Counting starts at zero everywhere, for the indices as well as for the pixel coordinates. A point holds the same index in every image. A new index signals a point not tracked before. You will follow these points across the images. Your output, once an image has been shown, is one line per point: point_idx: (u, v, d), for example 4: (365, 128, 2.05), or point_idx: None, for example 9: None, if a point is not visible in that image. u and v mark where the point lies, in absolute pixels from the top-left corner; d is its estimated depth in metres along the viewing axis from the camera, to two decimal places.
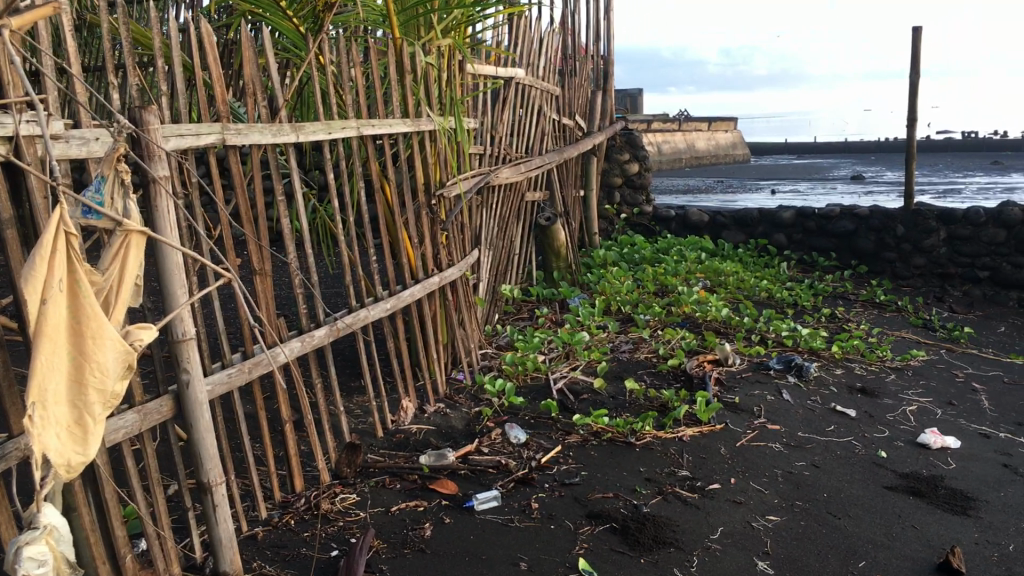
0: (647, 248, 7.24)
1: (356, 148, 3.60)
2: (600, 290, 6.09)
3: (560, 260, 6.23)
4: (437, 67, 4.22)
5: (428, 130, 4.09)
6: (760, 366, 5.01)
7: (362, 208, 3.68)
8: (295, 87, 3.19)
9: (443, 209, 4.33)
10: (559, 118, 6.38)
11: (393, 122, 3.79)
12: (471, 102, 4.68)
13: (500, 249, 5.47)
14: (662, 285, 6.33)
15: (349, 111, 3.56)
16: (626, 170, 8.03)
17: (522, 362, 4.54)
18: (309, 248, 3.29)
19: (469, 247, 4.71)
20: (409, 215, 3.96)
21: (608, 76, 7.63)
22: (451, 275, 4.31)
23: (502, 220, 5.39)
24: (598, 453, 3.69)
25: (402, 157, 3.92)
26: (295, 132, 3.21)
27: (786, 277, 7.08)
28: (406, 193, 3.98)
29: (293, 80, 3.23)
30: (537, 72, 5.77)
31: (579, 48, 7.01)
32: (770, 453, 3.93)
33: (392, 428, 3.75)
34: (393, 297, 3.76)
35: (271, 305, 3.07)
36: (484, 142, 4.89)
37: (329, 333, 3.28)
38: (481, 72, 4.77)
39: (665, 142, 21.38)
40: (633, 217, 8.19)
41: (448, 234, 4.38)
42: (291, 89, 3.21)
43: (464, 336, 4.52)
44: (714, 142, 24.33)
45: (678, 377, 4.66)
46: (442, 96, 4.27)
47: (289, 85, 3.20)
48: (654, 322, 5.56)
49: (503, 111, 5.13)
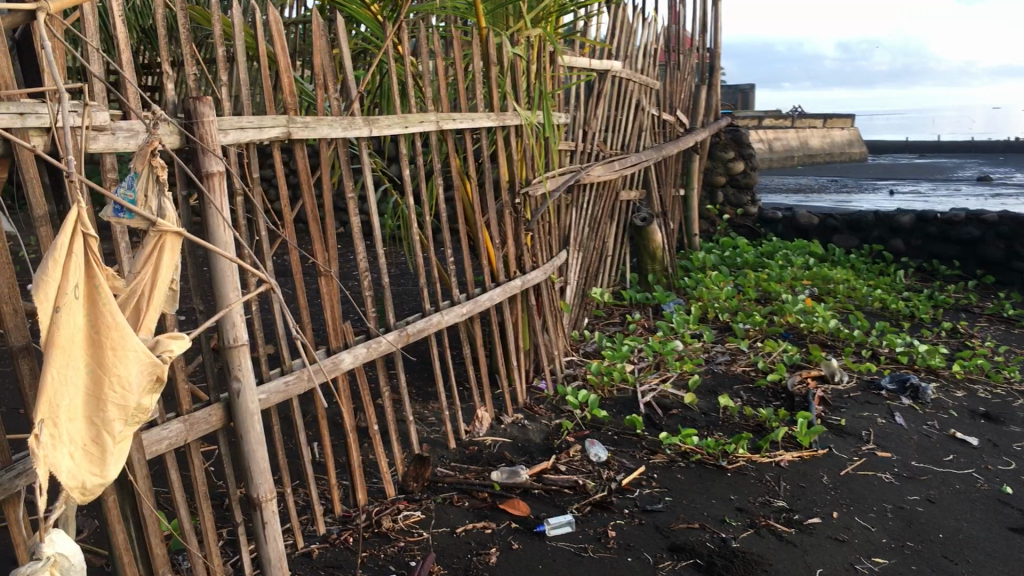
0: (750, 251, 6.86)
1: (435, 143, 3.40)
2: (697, 295, 5.77)
3: (655, 262, 5.92)
4: (526, 59, 4.00)
5: (514, 125, 3.86)
6: (869, 385, 4.62)
7: (439, 207, 3.49)
8: (369, 78, 3.01)
9: (528, 209, 4.11)
10: (659, 114, 6.06)
11: (476, 116, 3.58)
12: (562, 96, 4.43)
13: (592, 251, 5.22)
14: (764, 291, 5.96)
15: (429, 105, 3.37)
16: (731, 169, 7.66)
17: (608, 372, 4.28)
18: (380, 248, 3.11)
19: (556, 249, 4.48)
20: (490, 215, 3.75)
21: (714, 69, 7.27)
22: (535, 278, 4.08)
23: (594, 220, 5.13)
24: (685, 477, 3.41)
25: (485, 153, 3.71)
26: (369, 126, 3.02)
27: (902, 286, 6.59)
28: (488, 191, 3.77)
29: (368, 71, 3.05)
30: (636, 65, 5.48)
31: (684, 40, 6.67)
32: (879, 484, 3.57)
33: (465, 439, 3.55)
34: (471, 301, 3.56)
35: (337, 309, 2.90)
36: (575, 138, 4.65)
37: (397, 339, 3.10)
38: (574, 63, 4.52)
39: (777, 138, 20.66)
40: (736, 218, 7.80)
41: (534, 235, 4.15)
42: (365, 80, 3.03)
43: (548, 342, 4.29)
44: (828, 139, 23.39)
45: (777, 394, 4.32)
46: (531, 89, 4.04)
47: (364, 76, 3.03)
48: (754, 332, 5.21)
49: (597, 106, 4.87)
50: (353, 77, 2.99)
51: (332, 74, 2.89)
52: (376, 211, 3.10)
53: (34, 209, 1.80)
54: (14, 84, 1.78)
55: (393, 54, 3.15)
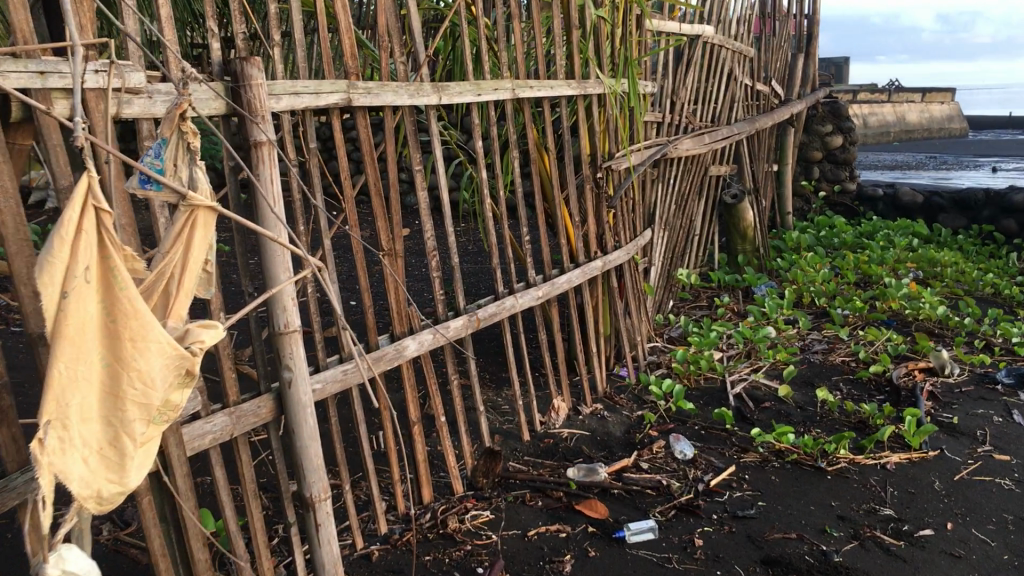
0: (848, 231, 6.44)
1: (510, 113, 3.15)
2: (791, 278, 5.41)
3: (746, 242, 5.57)
4: (611, 22, 3.70)
5: (597, 94, 3.58)
6: (984, 379, 4.21)
7: (515, 182, 3.24)
8: (439, 40, 2.78)
9: (610, 184, 3.83)
10: (753, 84, 5.69)
11: (554, 83, 3.32)
12: (650, 63, 4.12)
13: (678, 230, 4.92)
14: (864, 274, 5.55)
15: (504, 70, 3.12)
16: (828, 144, 7.22)
17: (695, 361, 3.99)
18: (450, 225, 2.88)
19: (641, 227, 4.19)
20: (570, 190, 3.49)
21: (813, 37, 6.83)
22: (617, 258, 3.80)
23: (681, 196, 4.81)
24: (780, 479, 3.10)
25: (564, 123, 3.45)
26: (438, 92, 2.79)
27: (1016, 269, 6.08)
28: (569, 165, 3.50)
29: (441, 30, 2.81)
30: (729, 31, 5.12)
31: (780, 6, 6.27)
32: (999, 492, 3.20)
33: (540, 432, 3.32)
34: (547, 283, 3.30)
35: (402, 292, 2.69)
36: (663, 109, 4.33)
37: (467, 325, 2.87)
38: (663, 29, 4.20)
39: (873, 112, 19.78)
40: (833, 196, 7.36)
41: (616, 213, 3.87)
42: (436, 41, 2.79)
43: (630, 327, 4.02)
44: (927, 114, 22.31)
45: (881, 387, 3.97)
46: (615, 55, 3.75)
47: (437, 38, 2.79)
48: (853, 318, 4.84)
49: (687, 74, 4.54)
50: (423, 38, 2.76)
51: (400, 36, 2.66)
52: (446, 185, 2.86)
53: (57, 179, 1.62)
54: (35, 40, 1.60)
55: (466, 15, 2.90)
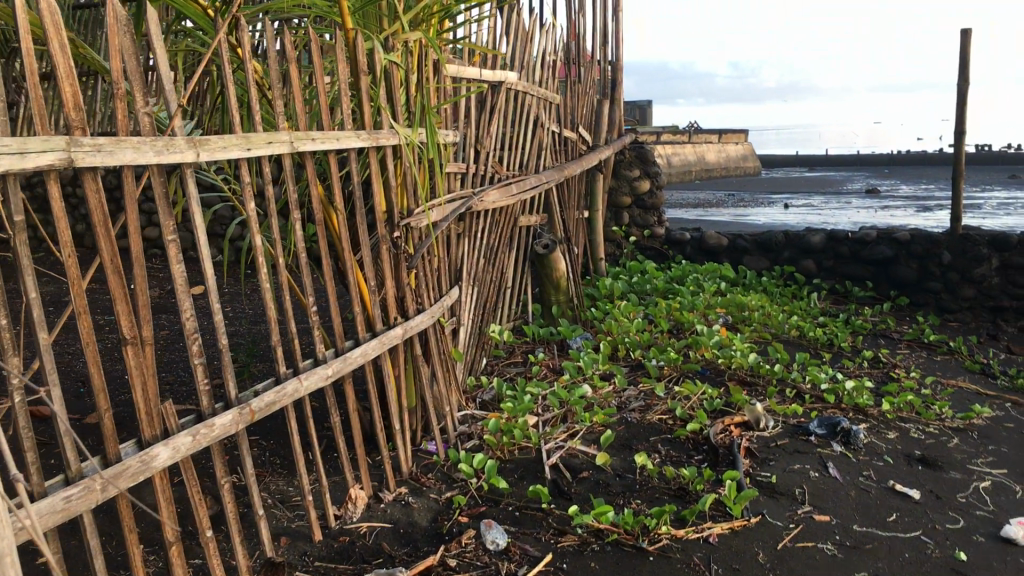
0: (660, 277, 6.41)
1: (288, 169, 2.77)
2: (606, 329, 5.26)
3: (559, 293, 5.38)
4: (405, 67, 3.40)
5: (390, 145, 3.26)
6: (798, 430, 4.16)
7: (298, 246, 2.85)
8: (194, 87, 2.36)
9: (410, 243, 3.49)
10: (560, 130, 5.54)
11: (340, 135, 2.97)
12: (449, 110, 3.84)
13: (488, 286, 4.65)
14: (677, 321, 5.49)
15: (279, 121, 2.74)
16: (636, 188, 7.25)
17: (508, 430, 3.69)
18: (216, 302, 2.44)
19: (446, 286, 3.88)
20: (362, 253, 3.13)
21: (617, 82, 6.83)
22: (420, 323, 3.46)
23: (489, 248, 4.55)
24: (602, 565, 2.84)
25: (354, 178, 3.09)
26: (194, 147, 2.37)
27: (818, 310, 6.23)
28: (361, 224, 3.14)
29: (196, 75, 2.38)
30: (534, 76, 4.94)
31: (584, 51, 6.20)
32: (822, 558, 3.07)
33: (335, 529, 2.91)
34: (338, 360, 2.91)
35: (155, 388, 2.24)
36: (466, 159, 4.06)
37: (237, 420, 2.44)
38: (463, 74, 3.95)
39: (675, 153, 20.57)
40: (643, 240, 7.35)
41: (418, 273, 3.54)
42: (193, 88, 2.37)
43: (438, 396, 3.69)
44: (725, 154, 23.51)
45: (699, 446, 3.82)
46: (411, 103, 3.45)
47: (193, 85, 2.37)
48: (668, 371, 4.72)
49: (491, 122, 4.30)
50: (174, 84, 2.34)
51: (143, 82, 2.24)
52: (210, 255, 2.44)
53: None
54: None
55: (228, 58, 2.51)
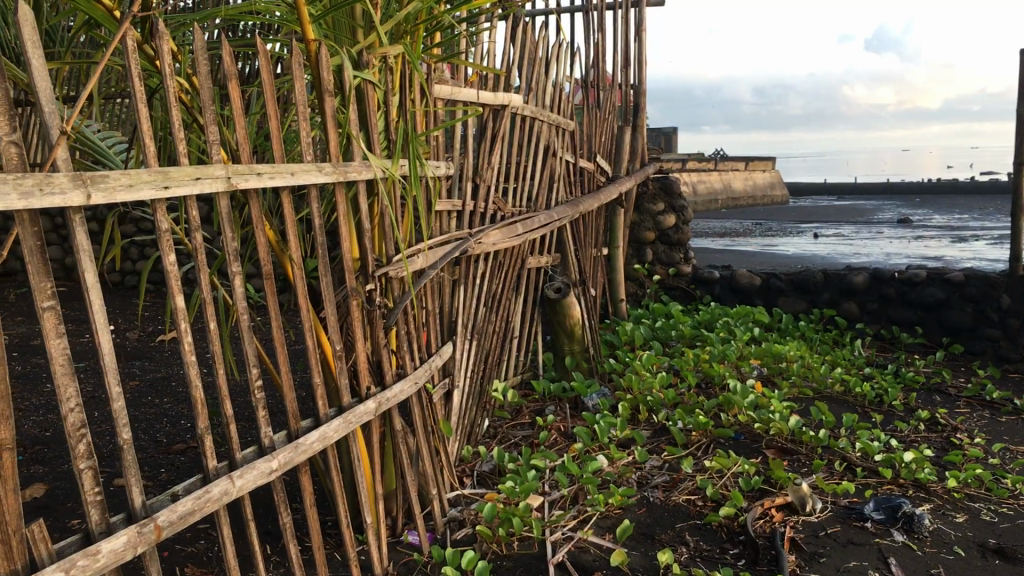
0: (687, 322, 5.82)
1: (225, 208, 2.23)
2: (625, 384, 4.67)
3: (574, 341, 4.80)
4: (384, 87, 2.88)
5: (363, 180, 2.72)
6: (851, 515, 3.53)
7: (240, 306, 2.30)
8: (80, 108, 1.80)
9: (389, 295, 2.93)
10: (575, 160, 5.00)
11: (294, 168, 2.42)
12: (440, 139, 3.31)
13: (490, 338, 4.09)
14: (706, 375, 4.90)
15: (213, 152, 2.21)
16: (660, 223, 6.71)
17: (507, 517, 3.10)
18: (116, 384, 1.89)
19: (436, 344, 3.33)
20: (327, 310, 2.59)
21: (640, 108, 6.30)
22: (401, 391, 2.89)
23: (492, 296, 3.99)
24: None
25: (315, 221, 2.54)
26: (84, 186, 1.82)
27: (863, 360, 5.60)
28: (325, 276, 2.59)
29: (84, 93, 1.81)
30: (545, 99, 4.41)
31: (603, 75, 5.69)
32: None
33: None
34: (287, 449, 2.33)
35: (19, 505, 1.68)
36: (463, 194, 3.52)
37: (139, 540, 1.86)
38: (460, 97, 3.42)
39: (700, 181, 19.96)
40: (668, 279, 6.77)
41: (400, 332, 2.98)
42: (79, 109, 1.80)
43: (426, 476, 3.11)
44: (752, 183, 22.88)
45: (734, 537, 3.22)
46: (391, 129, 2.92)
47: (80, 105, 1.80)
48: (696, 437, 4.14)
49: (492, 152, 3.76)
50: (58, 104, 1.80)
51: (8, 97, 1.69)
52: (108, 325, 1.89)
53: None
54: None
55: (137, 70, 1.97)
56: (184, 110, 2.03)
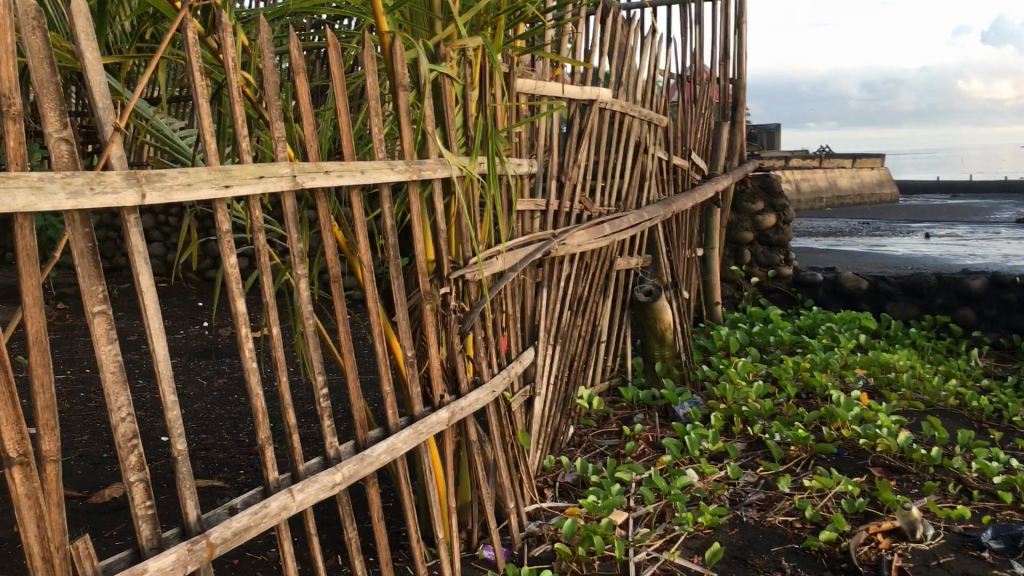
0: (787, 328, 5.53)
1: (290, 208, 2.13)
2: (719, 393, 4.44)
3: (665, 347, 4.59)
4: (463, 81, 2.75)
5: (438, 179, 2.60)
6: (967, 543, 3.23)
7: (305, 312, 2.19)
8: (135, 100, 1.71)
9: (465, 299, 2.80)
10: (668, 157, 4.78)
11: (364, 166, 2.31)
12: (522, 135, 3.16)
13: (575, 343, 3.92)
14: (806, 385, 4.62)
15: (279, 149, 2.11)
16: (760, 223, 6.42)
17: (587, 534, 2.93)
18: (169, 394, 1.80)
19: (516, 350, 3.19)
20: (399, 316, 2.47)
21: (739, 102, 6.03)
22: (476, 400, 2.76)
23: (578, 299, 3.83)
24: None
25: (387, 222, 2.43)
26: (138, 185, 1.73)
27: (980, 371, 5.20)
28: (397, 279, 2.48)
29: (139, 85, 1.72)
30: (637, 93, 4.22)
31: (700, 67, 5.45)
32: None
33: None
34: (353, 461, 2.22)
35: (65, 520, 1.61)
36: (547, 194, 3.37)
37: (190, 558, 1.78)
38: (545, 91, 3.27)
39: (804, 179, 19.29)
40: (767, 282, 6.48)
41: (477, 337, 2.85)
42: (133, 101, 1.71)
43: (503, 489, 2.97)
44: (859, 180, 22.01)
45: (835, 563, 2.97)
46: (470, 126, 2.79)
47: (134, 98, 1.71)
48: (795, 452, 3.89)
49: (579, 149, 3.59)
50: (113, 100, 1.70)
51: (57, 92, 1.60)
52: (164, 331, 1.80)
53: None
54: None
55: (198, 64, 1.88)
56: (245, 105, 1.94)
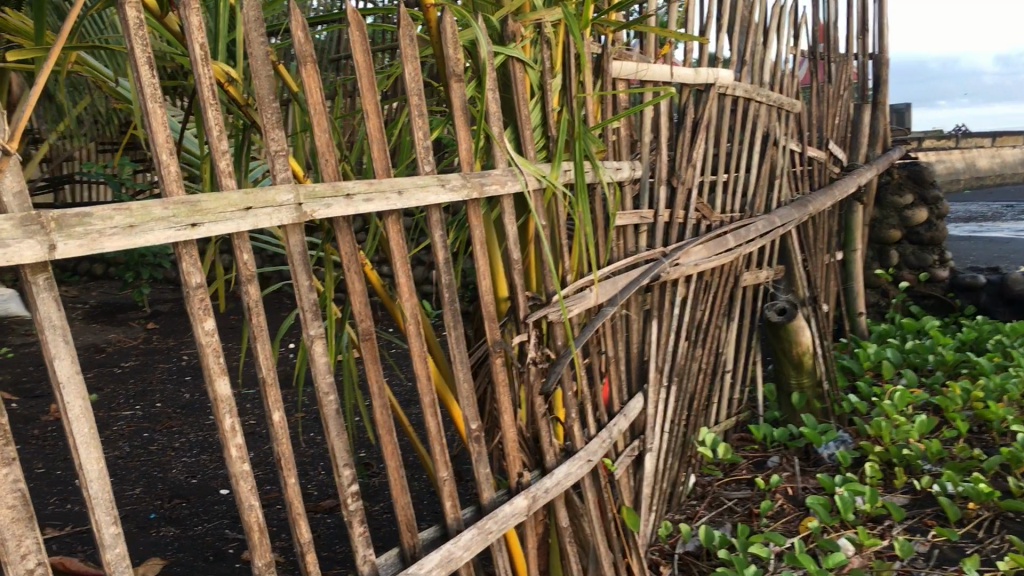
0: (949, 343, 4.69)
1: (297, 244, 1.57)
2: (872, 431, 3.68)
3: (803, 374, 3.87)
4: (541, 67, 2.14)
5: (507, 196, 2.00)
6: None
7: (322, 386, 1.62)
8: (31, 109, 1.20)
9: (551, 345, 2.19)
10: (801, 149, 4.05)
11: (401, 185, 1.73)
12: (622, 131, 2.53)
13: (694, 378, 3.27)
14: (980, 418, 3.81)
15: (279, 166, 1.55)
16: (908, 219, 5.57)
17: None
18: (109, 527, 1.27)
19: (618, 400, 2.56)
20: (459, 376, 1.89)
21: (880, 82, 5.23)
22: (566, 474, 2.15)
23: (697, 325, 3.16)
24: None
25: (438, 255, 1.84)
26: (43, 234, 1.19)
27: None
28: (455, 330, 1.89)
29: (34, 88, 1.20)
30: (765, 73, 3.51)
31: (835, 41, 4.68)
32: None
33: None
34: None
35: None
36: (656, 202, 2.72)
37: None
38: (650, 75, 2.62)
39: (941, 161, 17.80)
40: (919, 287, 5.61)
41: (567, 391, 2.23)
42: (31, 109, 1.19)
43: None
44: (1002, 160, 20.26)
45: None
46: (552, 124, 2.18)
47: (30, 104, 1.19)
48: (974, 511, 3.13)
49: (695, 144, 2.93)
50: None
51: None
52: (97, 438, 1.26)
53: None
54: None
55: (144, 54, 1.33)
56: (209, 101, 1.39)
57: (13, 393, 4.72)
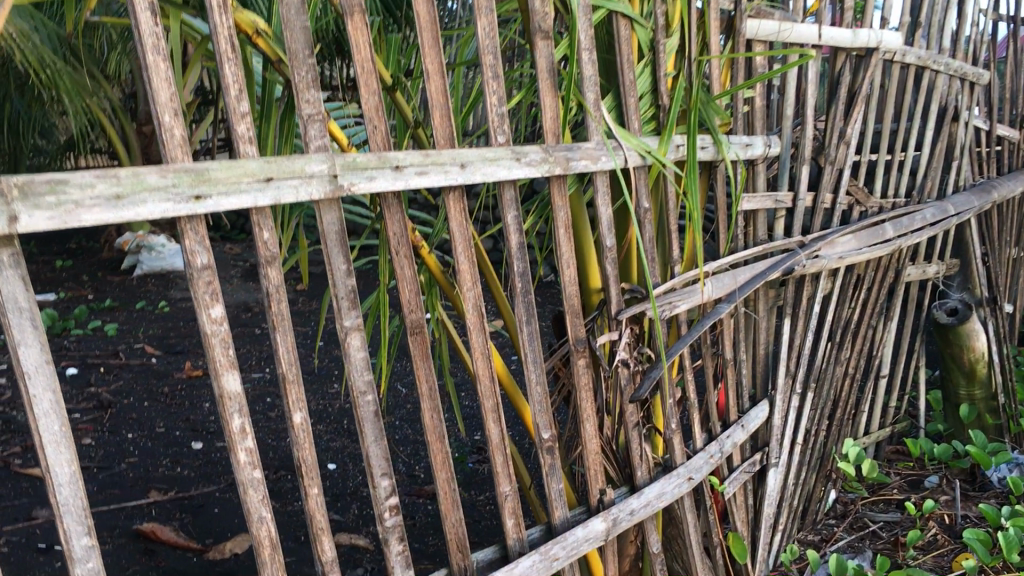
0: None
1: (332, 220, 1.37)
2: None
3: (974, 384, 3.38)
4: (651, 26, 1.84)
5: (600, 173, 1.73)
6: None
7: (358, 385, 1.43)
8: None
9: (650, 344, 1.92)
10: (989, 127, 3.51)
11: (465, 157, 1.50)
12: (756, 103, 2.18)
13: (838, 383, 2.88)
14: None
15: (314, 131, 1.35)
16: None
17: None
18: (80, 539, 1.13)
19: (735, 409, 2.24)
20: (530, 376, 1.66)
21: None
22: (659, 493, 1.88)
23: (844, 324, 2.77)
24: None
25: (511, 240, 1.60)
26: (3, 203, 1.04)
27: None
28: (527, 325, 1.65)
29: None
30: (944, 38, 3.03)
31: None
32: None
33: None
34: None
35: None
36: (796, 184, 2.37)
37: None
38: (794, 38, 2.24)
39: None
40: None
41: (667, 397, 1.95)
42: None
43: None
44: None
45: None
46: (662, 93, 1.88)
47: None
48: None
49: (850, 118, 2.53)
50: None
51: None
52: (71, 438, 1.12)
53: None
54: None
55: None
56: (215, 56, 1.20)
57: (156, 348, 4.86)
